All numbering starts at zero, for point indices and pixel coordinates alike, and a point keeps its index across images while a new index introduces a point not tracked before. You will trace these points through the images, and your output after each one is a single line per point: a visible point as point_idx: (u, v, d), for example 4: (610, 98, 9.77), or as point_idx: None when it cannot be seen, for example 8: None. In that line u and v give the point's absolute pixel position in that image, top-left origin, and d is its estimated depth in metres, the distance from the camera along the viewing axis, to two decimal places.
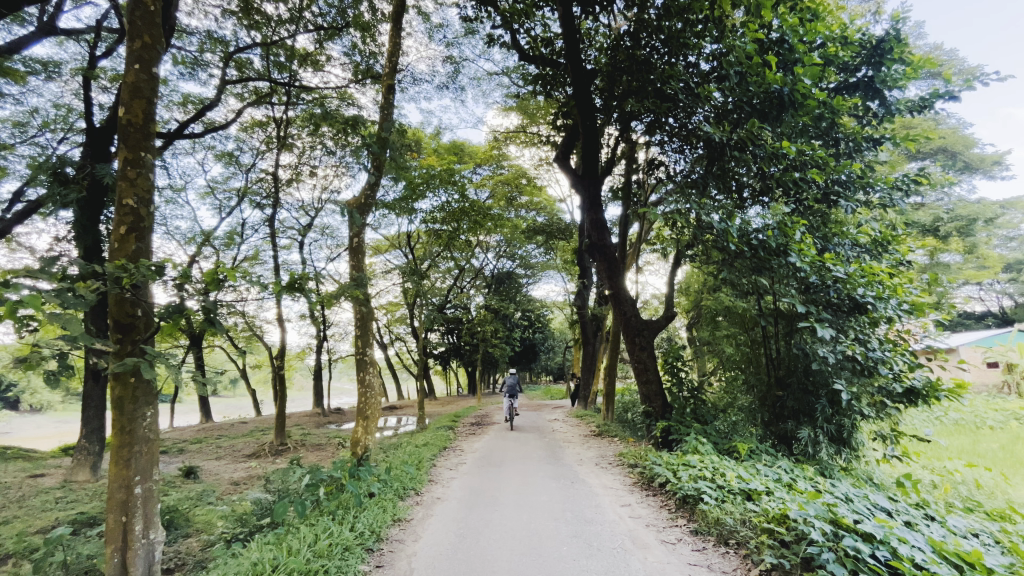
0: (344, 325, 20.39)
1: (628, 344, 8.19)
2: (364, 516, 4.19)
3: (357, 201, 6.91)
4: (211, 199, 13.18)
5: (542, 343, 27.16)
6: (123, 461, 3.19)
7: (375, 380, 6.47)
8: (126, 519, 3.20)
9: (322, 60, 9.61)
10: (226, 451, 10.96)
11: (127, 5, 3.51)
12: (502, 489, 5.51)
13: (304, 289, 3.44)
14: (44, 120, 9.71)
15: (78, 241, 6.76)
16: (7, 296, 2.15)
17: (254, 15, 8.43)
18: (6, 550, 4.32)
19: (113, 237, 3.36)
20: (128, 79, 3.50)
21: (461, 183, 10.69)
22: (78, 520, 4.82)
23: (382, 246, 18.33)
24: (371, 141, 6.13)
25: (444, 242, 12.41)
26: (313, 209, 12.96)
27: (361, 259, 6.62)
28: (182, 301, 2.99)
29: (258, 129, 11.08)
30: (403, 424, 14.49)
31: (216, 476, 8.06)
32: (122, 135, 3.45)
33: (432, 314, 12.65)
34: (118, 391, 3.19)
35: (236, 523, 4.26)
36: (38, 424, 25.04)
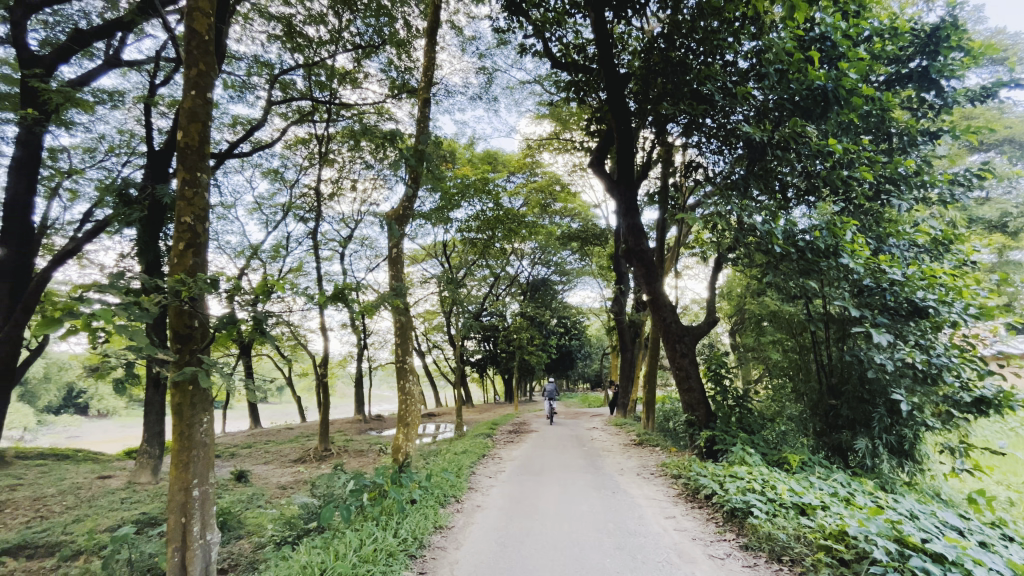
0: (384, 333, 20.85)
1: (669, 351, 7.99)
2: (406, 522, 4.24)
3: (395, 213, 7.09)
4: (259, 214, 13.84)
5: (578, 350, 26.89)
6: (182, 465, 3.37)
7: (414, 387, 6.57)
8: (185, 520, 3.37)
9: (360, 78, 9.97)
10: (274, 455, 11.38)
11: (184, 37, 3.76)
12: (542, 498, 5.47)
13: (348, 299, 3.57)
14: (111, 145, 10.49)
15: (141, 258, 7.22)
16: (82, 310, 2.34)
17: (297, 38, 8.85)
18: (78, 548, 4.62)
19: (173, 253, 3.56)
20: (185, 105, 3.73)
21: (495, 191, 10.80)
22: (141, 520, 5.12)
23: (418, 255, 18.69)
24: (409, 153, 6.28)
25: (479, 250, 12.54)
26: (353, 221, 13.37)
27: (400, 269, 6.77)
28: (234, 313, 3.15)
29: (301, 146, 11.57)
30: (441, 432, 14.62)
31: (265, 479, 8.38)
32: (180, 156, 3.68)
33: (469, 322, 12.76)
34: (178, 398, 3.37)
35: (284, 526, 4.41)
36: (105, 429, 26.85)
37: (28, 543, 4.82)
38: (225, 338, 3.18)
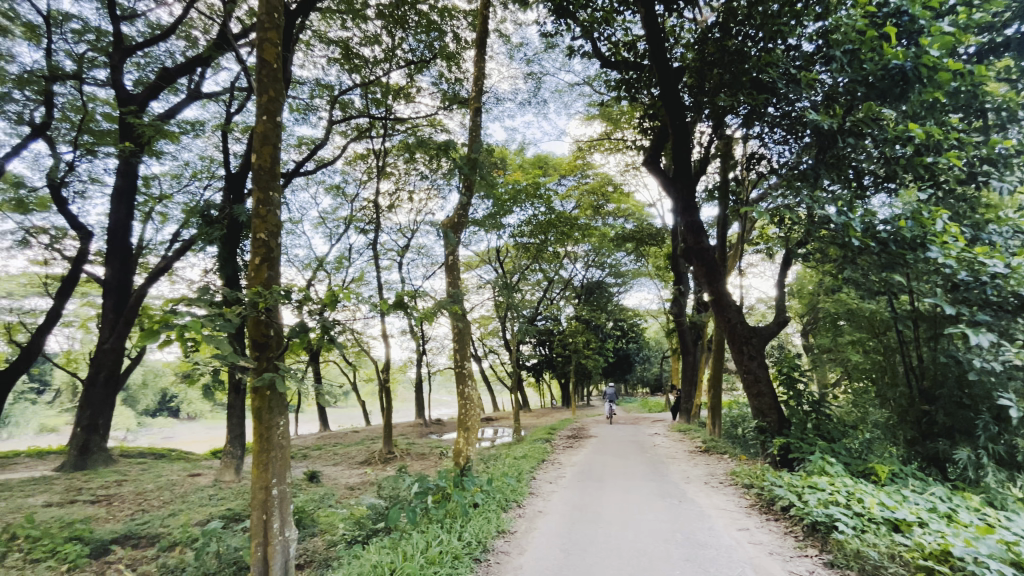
0: (441, 339, 21.33)
1: (735, 354, 7.60)
2: (470, 526, 4.30)
3: (451, 221, 7.25)
4: (323, 228, 14.64)
5: (636, 353, 26.19)
6: (263, 464, 3.60)
7: (473, 392, 6.66)
8: (266, 517, 3.59)
9: (413, 93, 10.32)
10: (342, 457, 11.92)
11: (256, 67, 4.05)
12: (605, 505, 5.35)
13: (408, 306, 3.70)
14: (194, 171, 11.50)
15: (222, 273, 7.83)
16: (176, 322, 2.58)
17: (354, 60, 9.32)
18: (174, 539, 5.04)
19: (250, 267, 3.83)
20: (258, 129, 4.02)
21: (547, 195, 10.79)
22: (228, 516, 5.51)
23: (473, 262, 19.00)
24: (462, 162, 6.43)
25: (533, 255, 12.55)
26: (410, 230, 13.82)
27: (457, 276, 6.91)
28: (305, 323, 3.34)
29: (360, 161, 12.14)
30: (500, 436, 14.72)
31: (335, 480, 8.79)
32: (255, 177, 3.96)
33: (524, 327, 12.77)
34: (257, 402, 3.61)
35: (354, 525, 4.59)
36: (194, 431, 29.27)
37: (133, 533, 5.33)
38: (298, 346, 3.38)
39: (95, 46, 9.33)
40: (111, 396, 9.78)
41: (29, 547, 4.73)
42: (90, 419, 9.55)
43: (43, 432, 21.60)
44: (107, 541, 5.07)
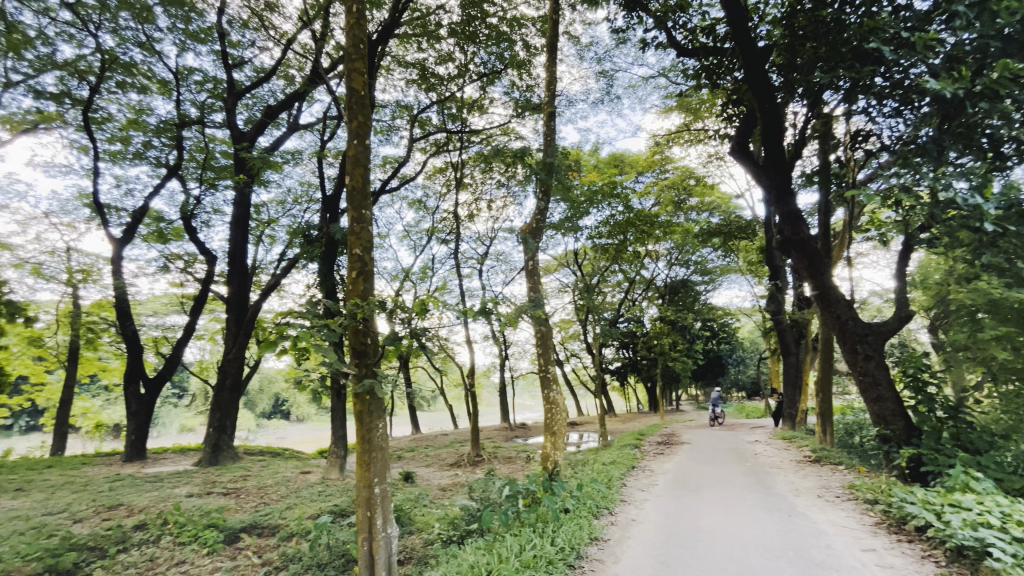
0: (522, 343, 21.51)
1: (847, 354, 6.87)
2: (562, 531, 4.27)
3: (529, 226, 7.32)
4: (408, 240, 15.46)
5: (729, 355, 24.55)
6: (365, 465, 3.86)
7: (559, 396, 6.65)
8: (370, 513, 3.85)
9: (487, 104, 10.60)
10: (433, 459, 12.42)
11: (346, 96, 4.40)
12: (704, 516, 5.08)
13: (491, 313, 3.80)
14: (296, 196, 12.70)
15: (322, 287, 8.55)
16: (289, 334, 2.87)
17: (430, 79, 9.78)
18: (291, 530, 5.54)
19: (348, 280, 4.14)
20: (350, 153, 4.35)
21: (625, 194, 10.52)
22: (335, 511, 5.96)
23: (552, 265, 18.98)
24: (538, 168, 6.49)
25: (612, 256, 12.27)
26: (488, 238, 14.16)
27: (537, 280, 6.94)
28: (399, 332, 3.54)
29: (439, 175, 12.67)
30: (585, 441, 14.51)
31: (428, 481, 9.18)
32: (350, 198, 4.29)
33: (606, 329, 12.52)
34: (358, 406, 3.88)
35: (449, 525, 4.77)
36: (303, 432, 32.12)
37: (257, 523, 5.94)
38: (393, 352, 3.60)
39: (214, 93, 10.68)
40: (235, 400, 11.04)
41: (179, 531, 5.45)
42: (220, 420, 10.84)
43: (183, 431, 24.91)
44: (238, 529, 5.70)
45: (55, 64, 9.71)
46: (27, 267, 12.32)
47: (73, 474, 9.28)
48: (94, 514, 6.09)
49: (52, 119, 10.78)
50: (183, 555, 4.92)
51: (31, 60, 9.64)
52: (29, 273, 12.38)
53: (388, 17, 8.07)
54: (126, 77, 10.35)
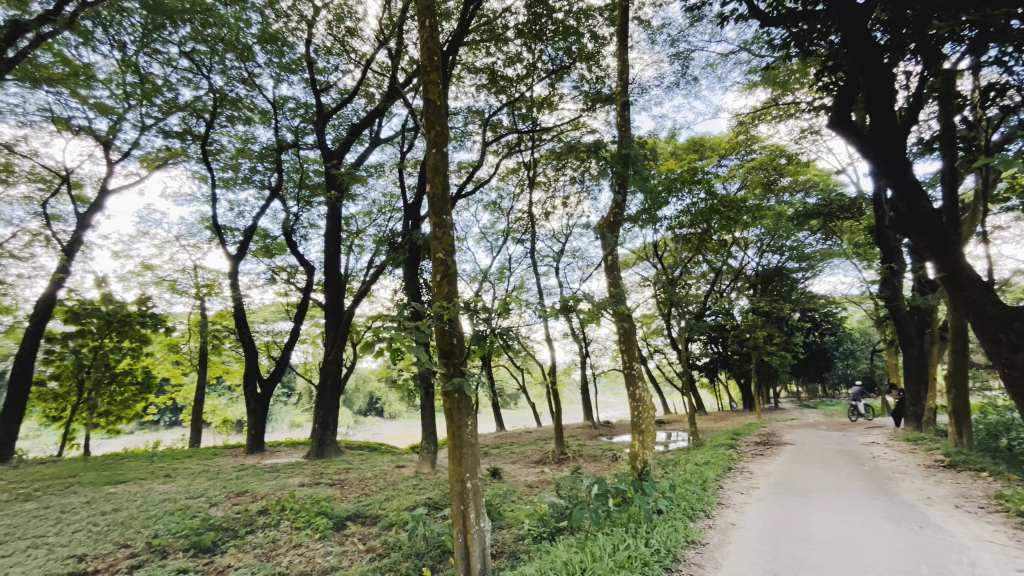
0: (603, 340, 21.12)
1: (988, 344, 5.96)
2: (656, 532, 4.14)
3: (606, 221, 7.17)
4: (485, 242, 15.82)
5: (835, 348, 22.30)
6: (457, 460, 4.02)
7: (646, 394, 6.45)
8: (464, 507, 4.00)
9: (556, 101, 10.54)
10: (519, 456, 12.59)
11: (424, 108, 4.60)
12: (814, 523, 4.67)
13: (572, 310, 3.79)
14: (380, 206, 13.51)
15: (408, 291, 8.99)
16: (383, 335, 3.09)
17: (500, 81, 9.93)
18: (391, 520, 5.91)
19: (433, 283, 4.32)
20: (430, 161, 4.53)
21: (707, 179, 9.96)
22: (429, 504, 6.27)
23: (631, 259, 18.47)
24: (613, 160, 6.34)
25: (695, 246, 11.66)
26: (564, 235, 14.11)
27: (617, 276, 6.79)
28: (484, 332, 3.65)
29: (513, 176, 12.83)
30: (674, 440, 13.94)
31: (515, 477, 9.32)
32: (431, 205, 4.47)
33: (692, 323, 11.94)
34: (448, 404, 4.06)
35: (539, 522, 4.82)
36: (395, 428, 34.09)
37: (361, 512, 6.39)
38: (479, 352, 3.71)
39: (306, 118, 11.65)
40: (336, 398, 11.97)
41: (295, 516, 6.04)
42: (324, 417, 11.82)
43: (293, 427, 27.48)
44: (344, 517, 6.18)
45: (178, 106, 11.17)
46: (164, 284, 14.31)
47: (208, 463, 10.62)
48: (226, 499, 6.93)
49: (179, 155, 12.40)
50: (300, 539, 5.44)
51: (161, 105, 11.16)
52: (167, 289, 14.36)
53: (457, 26, 8.29)
54: (234, 111, 11.64)
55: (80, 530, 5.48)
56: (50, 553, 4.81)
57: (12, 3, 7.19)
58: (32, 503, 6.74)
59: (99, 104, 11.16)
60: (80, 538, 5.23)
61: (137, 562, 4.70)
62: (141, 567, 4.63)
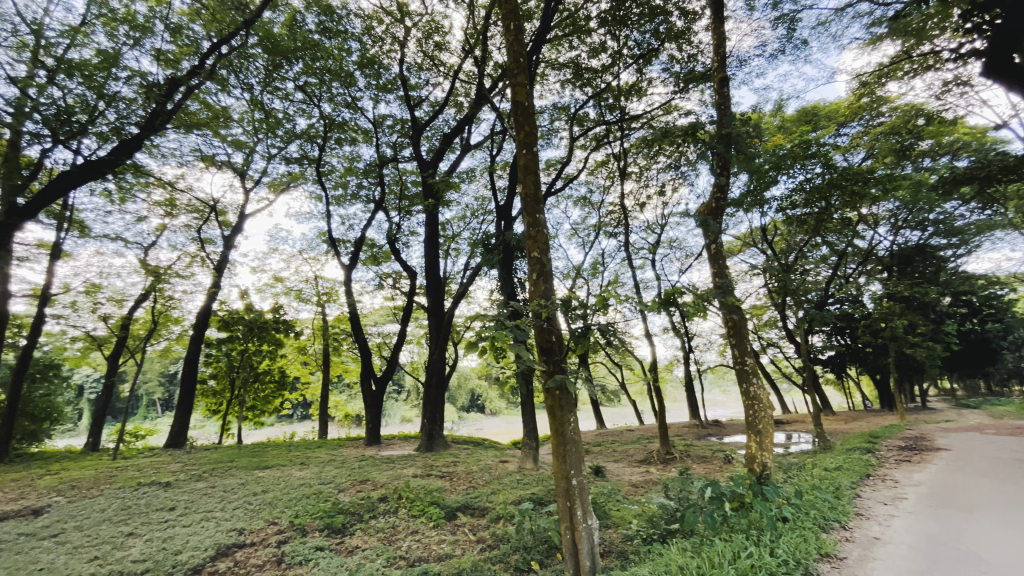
0: (708, 334, 19.88)
1: None
2: (782, 542, 3.79)
3: (708, 207, 6.72)
4: (577, 238, 15.68)
5: (1002, 337, 18.72)
6: (562, 456, 4.04)
7: (761, 391, 5.95)
8: (571, 503, 3.99)
9: (645, 86, 10.13)
10: (623, 455, 12.28)
11: (513, 110, 4.68)
12: (985, 543, 3.95)
13: (677, 303, 3.62)
14: (474, 210, 14.00)
15: (503, 290, 9.20)
16: (480, 335, 3.22)
17: (585, 74, 9.78)
18: (498, 513, 6.09)
19: (530, 282, 4.36)
20: (521, 161, 4.58)
21: (823, 152, 8.92)
22: (534, 499, 6.35)
23: (736, 247, 17.17)
24: (713, 141, 5.93)
25: (812, 227, 10.50)
26: (659, 226, 13.52)
27: (723, 265, 6.33)
28: (583, 329, 3.61)
29: (602, 168, 12.57)
30: (797, 442, 12.65)
31: (619, 477, 9.11)
32: (524, 205, 4.53)
33: (812, 312, 10.76)
34: (550, 401, 4.09)
35: (648, 523, 4.65)
36: (497, 424, 35.11)
37: (470, 504, 6.67)
38: (578, 349, 3.68)
39: (403, 133, 12.44)
40: (441, 395, 12.62)
41: (410, 505, 6.48)
42: (432, 413, 12.52)
43: (404, 421, 29.51)
44: (454, 508, 6.50)
45: (296, 135, 12.56)
46: (292, 293, 16.17)
47: (335, 453, 11.80)
48: (352, 486, 7.65)
49: (299, 178, 13.91)
50: (416, 526, 5.82)
51: (283, 136, 12.62)
52: (295, 298, 16.20)
53: (540, 25, 8.33)
54: (342, 134, 12.80)
55: (238, 507, 6.38)
56: (217, 525, 5.66)
57: (168, 63, 8.58)
58: (202, 482, 7.99)
59: (235, 140, 12.91)
60: (239, 514, 6.10)
61: (284, 538, 5.36)
62: (287, 542, 5.27)
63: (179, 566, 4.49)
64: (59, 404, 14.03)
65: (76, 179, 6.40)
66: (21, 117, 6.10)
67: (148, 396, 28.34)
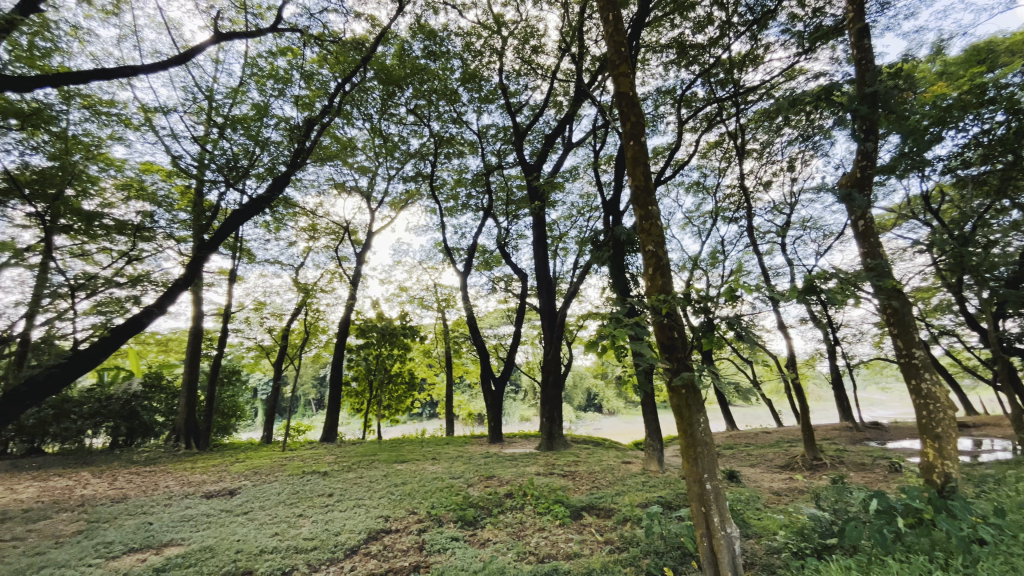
0: (858, 324, 17.35)
1: None
2: (982, 570, 3.15)
3: (851, 178, 5.87)
4: (692, 227, 14.75)
5: None
6: (692, 458, 3.82)
7: (938, 389, 5.01)
8: (706, 509, 3.75)
9: (762, 53, 9.20)
10: (759, 459, 11.23)
11: (617, 102, 4.56)
12: None
13: (823, 290, 3.20)
14: (580, 208, 13.93)
15: (615, 287, 8.99)
16: (601, 335, 3.20)
17: (690, 52, 9.19)
18: (625, 515, 5.95)
19: (647, 277, 4.19)
20: (628, 154, 4.44)
21: (1007, 95, 7.29)
22: (663, 503, 6.10)
23: (888, 222, 14.78)
24: (854, 104, 5.18)
25: (996, 189, 8.62)
26: (787, 205, 12.17)
27: (874, 243, 5.49)
28: (709, 322, 3.37)
29: (716, 149, 11.68)
30: (991, 450, 10.44)
31: (757, 483, 8.34)
32: (635, 198, 4.37)
33: (1004, 292, 8.82)
34: (677, 399, 3.90)
35: (799, 535, 4.19)
36: (615, 424, 34.34)
37: (594, 504, 6.61)
38: (706, 345, 3.43)
39: (506, 140, 12.83)
40: (558, 394, 12.70)
41: (536, 502, 6.62)
42: (550, 412, 12.66)
43: (523, 420, 30.27)
44: (580, 507, 6.49)
45: (411, 155, 13.62)
46: (416, 300, 17.53)
47: (462, 450, 12.50)
48: (479, 481, 8.04)
49: (415, 195, 15.06)
50: (543, 523, 5.92)
51: (400, 157, 13.78)
52: (418, 305, 17.54)
53: (637, 9, 8.03)
54: (450, 149, 13.58)
55: (384, 496, 7.07)
56: (367, 511, 6.35)
57: (305, 106, 9.86)
58: (353, 473, 9.02)
59: (361, 166, 14.42)
60: (384, 502, 6.75)
61: (424, 526, 5.81)
62: (426, 530, 5.71)
63: (341, 545, 5.11)
64: (240, 403, 16.82)
65: (245, 215, 7.62)
66: (203, 168, 7.47)
67: (305, 396, 32.68)
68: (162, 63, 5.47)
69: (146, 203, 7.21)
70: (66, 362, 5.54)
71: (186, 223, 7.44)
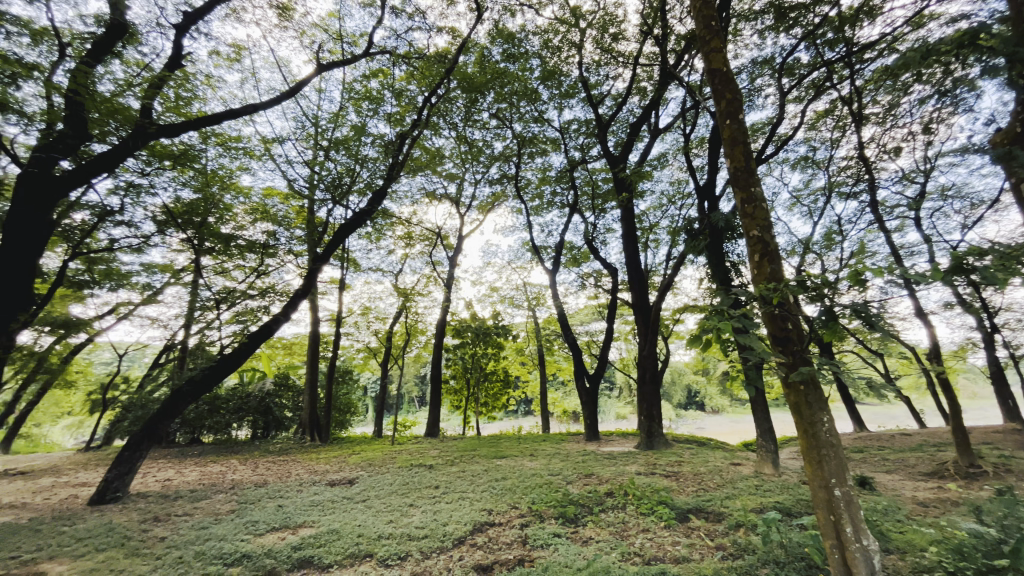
0: None
1: None
2: None
3: (1006, 134, 4.93)
4: (801, 207, 13.39)
5: None
6: (817, 461, 3.47)
7: None
8: (835, 518, 3.38)
9: (879, 3, 8.08)
10: (898, 464, 9.87)
11: (709, 79, 4.27)
12: None
13: (975, 270, 2.73)
14: (670, 196, 13.28)
15: (714, 277, 8.44)
16: (704, 329, 3.02)
17: (789, 14, 8.33)
18: (738, 520, 5.56)
19: (752, 265, 3.88)
20: (725, 134, 4.13)
21: None
22: (780, 509, 5.61)
23: None
24: (1010, 45, 4.34)
25: None
26: (920, 173, 10.57)
27: None
28: (830, 310, 3.02)
29: (827, 118, 10.48)
30: None
31: (896, 491, 7.36)
32: (735, 180, 4.06)
33: None
34: (795, 396, 3.58)
35: (957, 554, 3.62)
36: (721, 423, 32.24)
37: (702, 507, 6.26)
38: (827, 338, 3.08)
39: (589, 133, 12.64)
40: (656, 391, 12.21)
41: (639, 502, 6.43)
42: (648, 409, 12.23)
43: (620, 418, 29.54)
44: (685, 509, 6.20)
45: (495, 157, 13.93)
46: (507, 299, 17.88)
47: (560, 447, 12.52)
48: (578, 479, 8.00)
49: (501, 196, 15.37)
50: (647, 524, 5.75)
51: (486, 161, 14.16)
52: (509, 304, 17.88)
53: None
54: (533, 148, 13.67)
55: (486, 490, 7.31)
56: (471, 504, 6.60)
57: (397, 122, 10.52)
58: (455, 467, 9.43)
59: (450, 173, 15.06)
60: (485, 496, 6.99)
61: (525, 521, 5.91)
62: (528, 525, 5.81)
63: (448, 535, 5.37)
64: (354, 401, 18.38)
65: (350, 228, 8.30)
66: (314, 189, 8.29)
67: (409, 394, 34.78)
68: (276, 98, 6.16)
69: (270, 223, 8.16)
70: (216, 365, 6.46)
71: (302, 239, 8.29)
